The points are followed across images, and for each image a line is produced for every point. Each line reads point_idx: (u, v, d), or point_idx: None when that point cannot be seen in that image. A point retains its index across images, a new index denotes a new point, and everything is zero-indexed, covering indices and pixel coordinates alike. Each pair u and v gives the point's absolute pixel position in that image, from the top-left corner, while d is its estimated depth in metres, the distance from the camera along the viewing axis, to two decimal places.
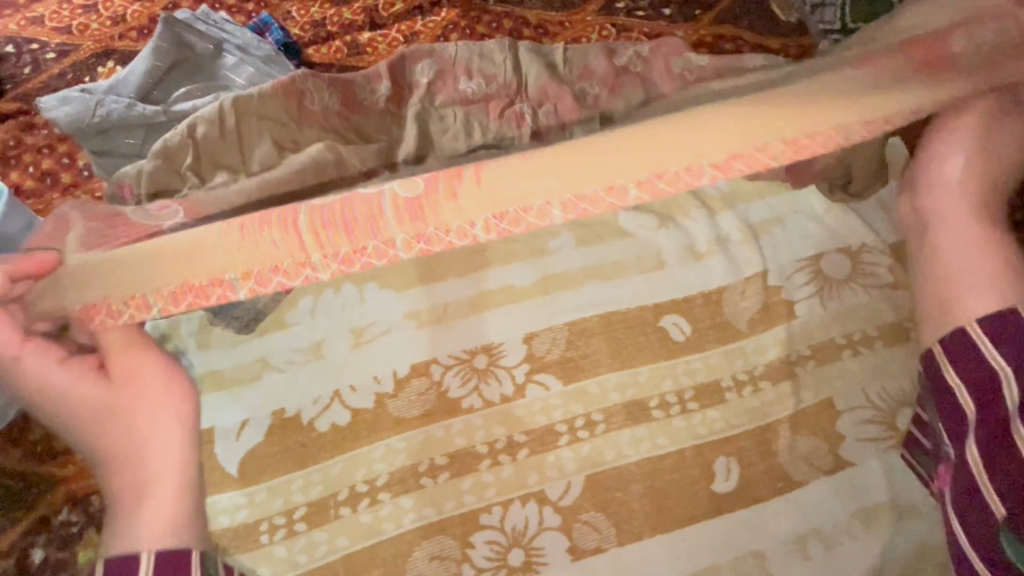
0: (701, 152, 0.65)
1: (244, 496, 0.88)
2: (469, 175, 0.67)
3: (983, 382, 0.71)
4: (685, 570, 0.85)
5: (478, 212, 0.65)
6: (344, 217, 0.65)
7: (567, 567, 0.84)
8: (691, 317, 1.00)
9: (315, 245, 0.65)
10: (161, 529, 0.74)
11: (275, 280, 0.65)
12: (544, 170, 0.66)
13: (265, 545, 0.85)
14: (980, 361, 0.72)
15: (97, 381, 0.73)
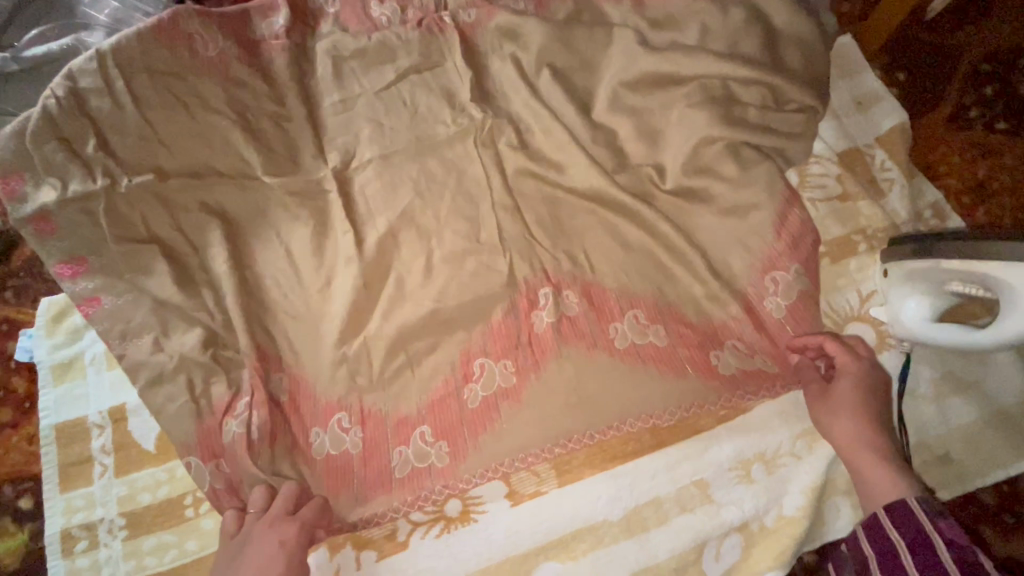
0: (674, 404, 0.85)
1: (164, 472, 0.84)
2: (486, 433, 0.84)
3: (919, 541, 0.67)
4: (628, 506, 0.82)
5: (480, 467, 0.82)
6: (417, 475, 0.82)
7: (506, 514, 0.82)
8: (630, 247, 0.94)
9: (399, 497, 0.82)
10: None
11: (377, 522, 0.81)
12: (537, 416, 0.84)
13: (191, 519, 0.81)
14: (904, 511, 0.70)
15: (281, 511, 0.76)
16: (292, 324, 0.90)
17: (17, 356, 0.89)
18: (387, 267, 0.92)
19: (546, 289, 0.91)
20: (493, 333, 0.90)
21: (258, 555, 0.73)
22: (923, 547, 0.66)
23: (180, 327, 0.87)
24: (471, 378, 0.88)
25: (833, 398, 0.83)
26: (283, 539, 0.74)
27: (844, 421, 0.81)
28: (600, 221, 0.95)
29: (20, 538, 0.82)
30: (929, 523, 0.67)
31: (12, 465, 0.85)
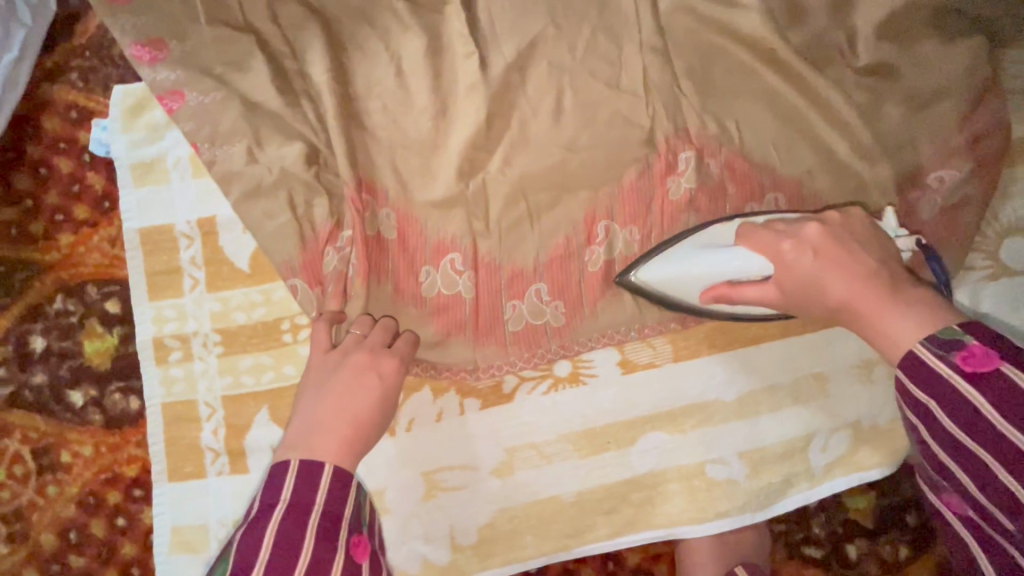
0: None
1: (260, 294, 0.78)
2: (604, 298, 0.79)
3: (975, 424, 0.51)
4: (741, 389, 0.79)
5: (598, 331, 0.78)
6: (531, 329, 0.78)
7: (616, 381, 0.79)
8: (789, 115, 0.82)
9: (514, 351, 0.78)
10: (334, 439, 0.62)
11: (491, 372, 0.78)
12: None
13: (289, 345, 0.78)
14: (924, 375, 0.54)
15: (375, 337, 0.71)
16: (400, 151, 0.79)
17: (91, 149, 0.79)
18: (512, 103, 0.80)
19: (688, 152, 0.81)
20: (624, 195, 0.80)
21: (353, 381, 0.66)
22: (943, 401, 0.53)
23: (276, 138, 0.76)
24: (594, 239, 0.80)
25: (795, 280, 0.65)
26: (382, 374, 0.68)
27: (835, 280, 0.62)
28: (756, 82, 0.82)
29: (109, 342, 0.78)
30: (935, 383, 0.53)
31: (93, 266, 0.78)
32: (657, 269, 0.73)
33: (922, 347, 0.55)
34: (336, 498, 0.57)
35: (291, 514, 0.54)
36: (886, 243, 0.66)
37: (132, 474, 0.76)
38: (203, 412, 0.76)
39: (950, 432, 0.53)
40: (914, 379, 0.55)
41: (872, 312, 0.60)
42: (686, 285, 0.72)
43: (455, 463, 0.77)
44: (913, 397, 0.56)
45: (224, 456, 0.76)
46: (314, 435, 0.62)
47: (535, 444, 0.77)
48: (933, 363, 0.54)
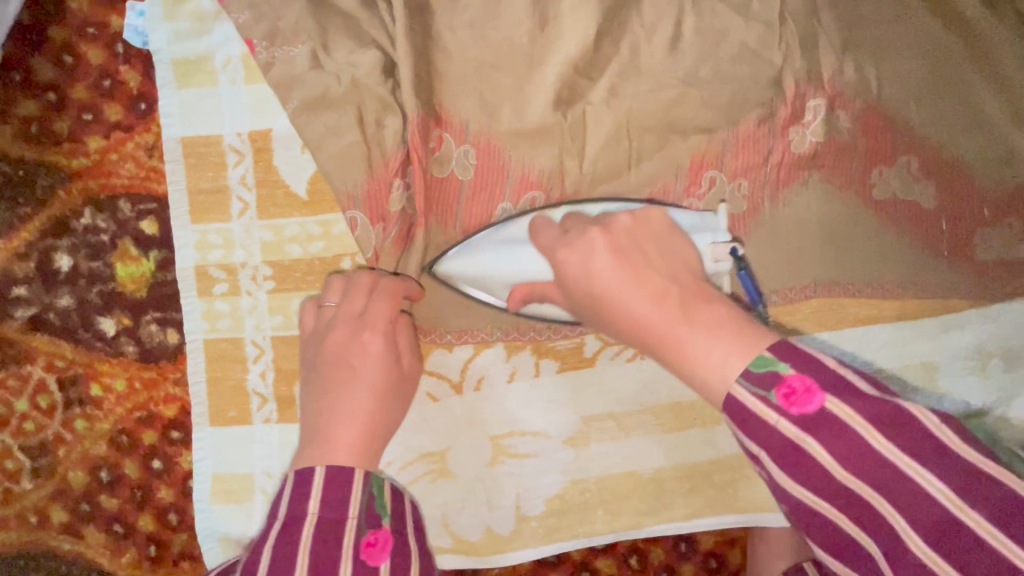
0: (927, 277, 0.72)
1: (317, 226, 0.68)
2: None
3: (813, 475, 0.41)
4: None
5: None
6: None
7: None
8: (944, 62, 0.70)
9: None
10: (342, 444, 0.53)
11: (563, 331, 0.69)
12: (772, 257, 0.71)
13: None
14: (757, 422, 0.42)
15: (349, 315, 0.59)
16: (488, 69, 0.67)
17: (126, 38, 0.67)
18: (623, 22, 0.68)
19: (817, 99, 0.70)
20: (739, 143, 0.70)
21: (332, 376, 0.56)
22: (786, 458, 0.42)
23: (348, 42, 0.65)
24: (696, 190, 0.70)
25: (593, 298, 0.53)
26: (355, 364, 0.56)
27: (632, 297, 0.50)
28: (905, 21, 0.70)
29: (144, 266, 0.68)
30: (772, 432, 0.42)
31: (127, 178, 0.68)
32: (465, 256, 0.63)
33: (743, 389, 0.42)
34: (333, 501, 0.49)
35: (285, 531, 0.47)
36: (677, 250, 0.54)
37: (170, 414, 0.69)
38: (250, 352, 0.68)
39: (789, 488, 0.42)
40: (746, 429, 0.42)
41: (677, 338, 0.47)
42: (490, 285, 0.63)
43: (526, 429, 0.70)
44: (745, 446, 0.44)
45: (272, 402, 0.68)
46: (312, 446, 0.53)
47: (614, 415, 0.70)
48: (759, 406, 0.42)
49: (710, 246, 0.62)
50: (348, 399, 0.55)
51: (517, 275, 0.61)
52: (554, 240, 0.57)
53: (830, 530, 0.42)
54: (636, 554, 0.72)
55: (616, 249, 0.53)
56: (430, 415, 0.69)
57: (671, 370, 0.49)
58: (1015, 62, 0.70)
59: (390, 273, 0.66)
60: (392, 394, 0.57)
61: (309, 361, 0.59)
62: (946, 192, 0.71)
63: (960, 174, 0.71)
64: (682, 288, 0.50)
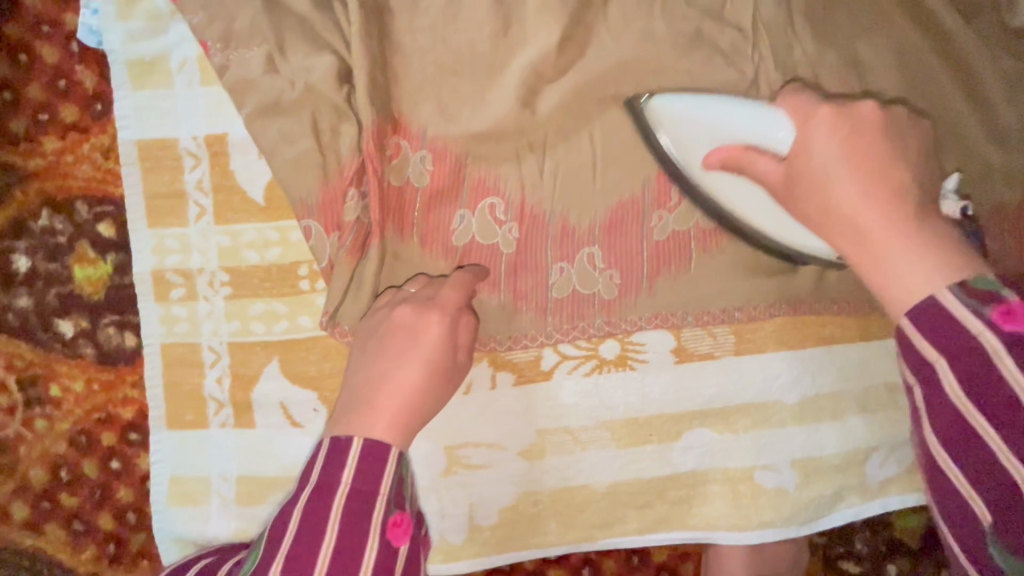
0: None
1: (275, 232, 0.68)
2: (659, 275, 0.69)
3: (989, 386, 0.40)
4: (806, 392, 0.70)
5: (646, 311, 0.69)
6: (573, 299, 0.69)
7: (669, 370, 0.70)
8: (921, 76, 0.68)
9: (554, 323, 0.69)
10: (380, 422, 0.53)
11: (522, 343, 0.69)
12: (736, 274, 0.69)
13: (306, 293, 0.68)
14: (962, 337, 0.41)
15: (419, 295, 0.59)
16: (448, 75, 0.65)
17: (80, 37, 0.66)
18: (589, 29, 0.66)
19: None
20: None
21: (395, 347, 0.56)
22: (971, 378, 0.41)
23: (305, 45, 0.63)
24: (661, 203, 0.68)
25: (816, 210, 0.55)
26: (421, 341, 0.56)
27: (847, 184, 0.53)
28: (884, 32, 0.67)
29: (101, 269, 0.68)
30: (973, 348, 0.40)
31: (84, 180, 0.68)
32: (674, 100, 0.63)
33: (956, 299, 0.42)
34: (368, 475, 0.50)
35: (316, 496, 0.49)
36: (906, 130, 0.57)
37: (128, 416, 0.70)
38: (207, 357, 0.69)
39: (955, 398, 0.41)
40: (931, 331, 0.42)
41: (869, 240, 0.52)
42: (702, 133, 0.62)
43: (481, 440, 0.70)
44: (918, 351, 0.43)
45: (228, 407, 0.69)
46: (353, 413, 0.53)
47: (570, 429, 0.70)
48: (961, 315, 0.41)
49: (944, 198, 0.60)
50: (404, 373, 0.55)
51: (751, 140, 0.58)
52: (811, 103, 0.57)
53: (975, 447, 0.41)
54: (588, 564, 0.73)
55: (848, 137, 0.54)
56: None
57: (855, 266, 0.54)
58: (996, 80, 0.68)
59: (345, 283, 0.64)
60: (442, 383, 0.57)
61: (372, 331, 0.59)
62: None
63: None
64: (918, 197, 0.53)
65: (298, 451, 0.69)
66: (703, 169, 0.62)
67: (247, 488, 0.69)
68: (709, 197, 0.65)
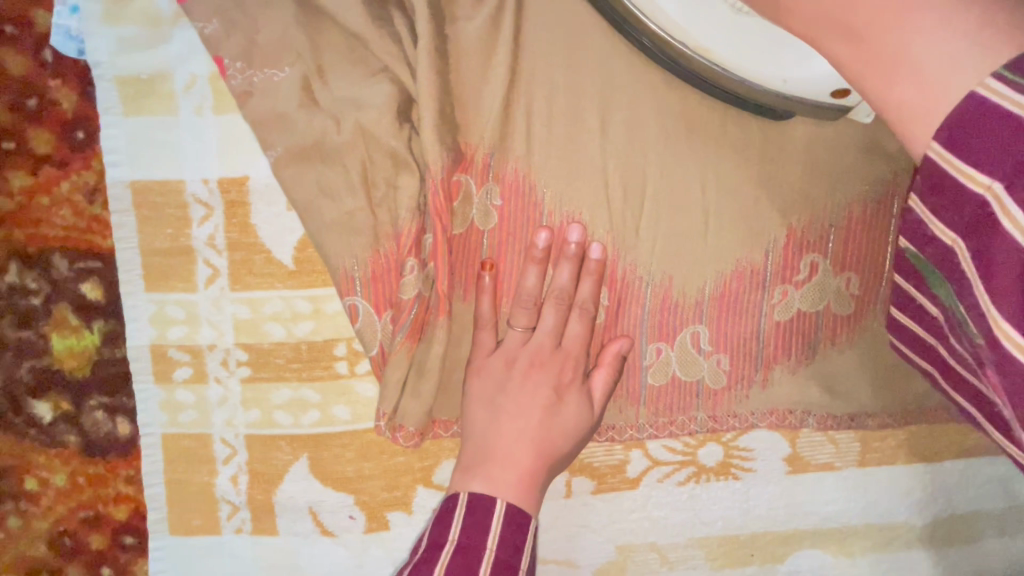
0: None
1: (306, 301, 0.54)
2: (777, 363, 0.56)
3: (1014, 269, 0.27)
4: (938, 513, 0.59)
5: (758, 403, 0.57)
6: (671, 387, 0.56)
7: (779, 482, 0.58)
8: None
9: (647, 412, 0.56)
10: (510, 475, 0.49)
11: (609, 434, 0.56)
12: (864, 368, 0.57)
13: (343, 377, 0.55)
14: (1014, 123, 0.26)
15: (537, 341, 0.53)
16: (537, 116, 0.52)
17: (55, 44, 0.50)
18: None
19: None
20: (848, 229, 0.55)
21: (512, 394, 0.52)
22: None
23: (351, 68, 0.48)
24: (788, 272, 0.55)
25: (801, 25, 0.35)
26: (547, 409, 0.52)
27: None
28: None
29: (86, 340, 0.54)
30: (999, 137, 0.27)
31: (61, 229, 0.53)
32: None
33: (1001, 90, 0.27)
34: (475, 528, 0.44)
35: (458, 559, 0.42)
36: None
37: (121, 516, 0.57)
38: (220, 452, 0.56)
39: (1021, 240, 0.27)
40: (968, 145, 0.28)
41: (894, 27, 0.30)
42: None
43: (548, 556, 0.58)
44: (957, 182, 0.29)
45: (245, 511, 0.57)
46: (486, 464, 0.49)
47: (657, 546, 0.58)
48: (1020, 101, 0.26)
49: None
50: (531, 415, 0.51)
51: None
52: None
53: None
54: None
55: None
56: None
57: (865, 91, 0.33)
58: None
59: (401, 376, 0.50)
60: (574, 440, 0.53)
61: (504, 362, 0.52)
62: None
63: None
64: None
65: (330, 565, 0.57)
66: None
67: None
68: (656, 39, 0.47)
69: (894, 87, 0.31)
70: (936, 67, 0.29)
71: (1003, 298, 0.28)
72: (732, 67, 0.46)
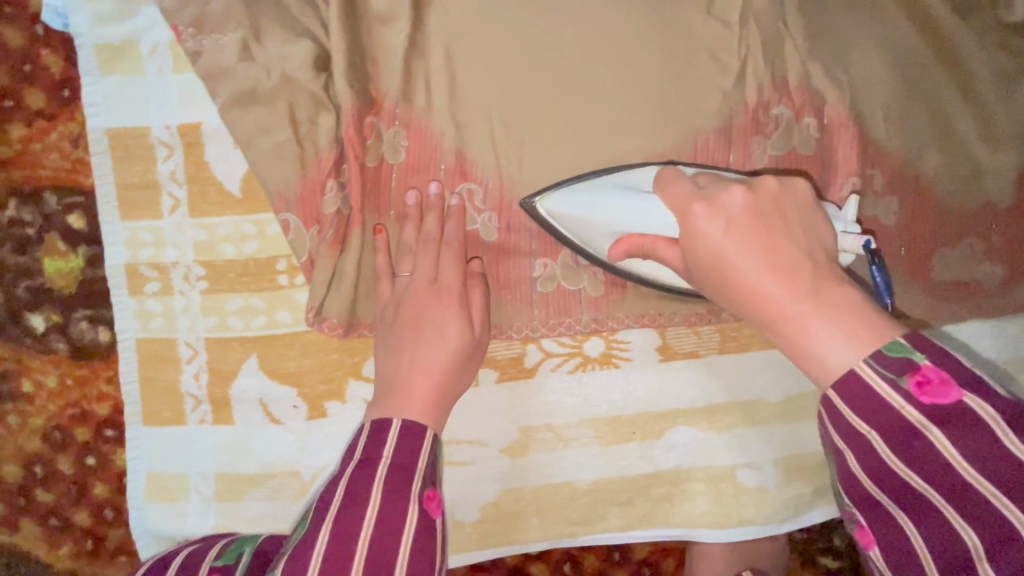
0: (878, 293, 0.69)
1: (252, 225, 0.66)
2: None
3: (932, 469, 0.37)
4: (789, 392, 0.70)
5: (635, 309, 0.67)
6: (556, 293, 0.67)
7: (653, 369, 0.70)
8: (915, 70, 0.67)
9: (539, 315, 0.67)
10: (417, 397, 0.57)
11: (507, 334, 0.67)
12: None
13: (284, 288, 0.67)
14: (875, 401, 0.38)
15: (422, 278, 0.62)
16: (433, 67, 0.64)
17: (44, 19, 0.62)
18: (576, 24, 0.65)
19: (782, 108, 0.66)
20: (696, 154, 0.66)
21: (408, 333, 0.60)
22: (936, 471, 0.37)
23: (280, 30, 0.61)
24: None
25: (708, 267, 0.48)
26: (440, 331, 0.60)
27: (748, 267, 0.45)
28: (881, 25, 0.66)
29: (73, 263, 0.66)
30: (855, 404, 0.39)
31: (52, 170, 0.65)
32: (565, 199, 0.61)
33: (873, 370, 0.38)
34: (407, 450, 0.50)
35: (360, 467, 0.48)
36: (821, 231, 0.49)
37: (103, 413, 0.68)
38: (184, 353, 0.67)
39: (895, 470, 0.39)
40: (854, 405, 0.39)
41: (797, 329, 0.43)
42: (591, 227, 0.60)
43: (462, 437, 0.69)
44: (848, 424, 0.40)
45: (206, 404, 0.68)
46: (391, 394, 0.57)
47: (553, 427, 0.69)
48: (902, 411, 0.38)
49: (840, 234, 0.55)
50: (429, 354, 0.59)
51: (652, 228, 0.56)
52: (689, 195, 0.52)
53: (922, 522, 0.38)
54: (570, 559, 0.74)
55: (739, 223, 0.47)
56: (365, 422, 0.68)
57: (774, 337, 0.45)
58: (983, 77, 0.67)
59: (326, 278, 0.63)
60: (464, 372, 0.62)
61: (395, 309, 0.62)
62: (911, 209, 0.68)
63: (928, 193, 0.68)
64: (815, 266, 0.45)
65: (279, 448, 0.68)
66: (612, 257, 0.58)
67: (227, 485, 0.68)
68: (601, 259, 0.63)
69: (815, 341, 0.42)
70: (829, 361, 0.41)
71: (881, 489, 0.40)
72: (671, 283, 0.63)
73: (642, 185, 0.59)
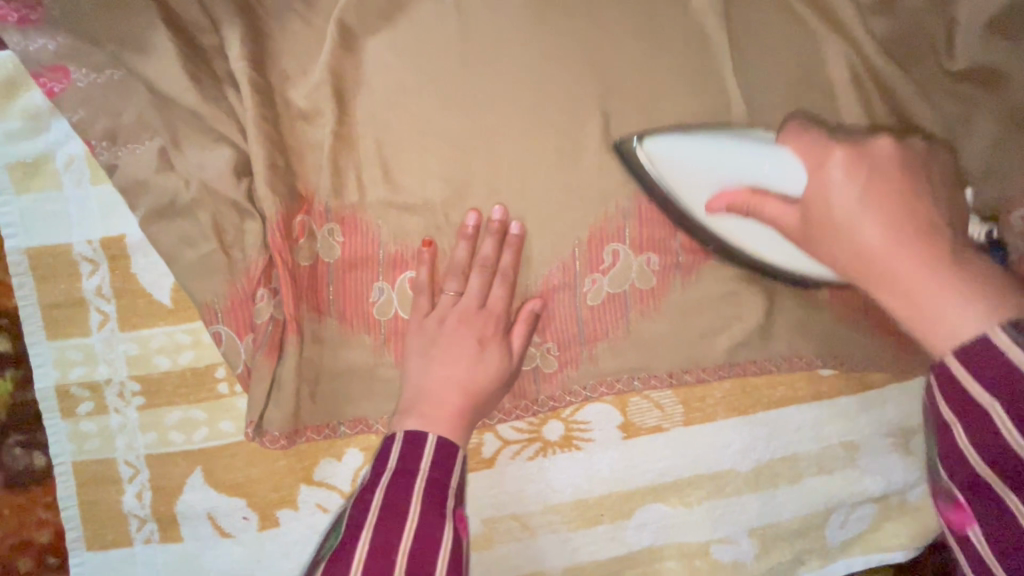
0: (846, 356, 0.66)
1: (186, 334, 0.63)
2: (603, 345, 0.65)
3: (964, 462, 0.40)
4: (760, 459, 0.68)
5: (592, 379, 0.66)
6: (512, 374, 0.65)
7: (616, 447, 0.67)
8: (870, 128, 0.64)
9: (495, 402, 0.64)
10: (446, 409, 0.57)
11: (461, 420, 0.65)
12: (680, 342, 0.66)
13: (224, 397, 0.64)
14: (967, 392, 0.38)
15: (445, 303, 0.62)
16: (362, 161, 0.62)
17: None
18: (508, 104, 0.62)
19: None
20: (640, 213, 0.64)
21: (439, 349, 0.60)
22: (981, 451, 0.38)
23: (197, 137, 0.59)
24: (597, 266, 0.64)
25: (842, 254, 0.51)
26: (478, 354, 0.60)
27: (865, 228, 0.49)
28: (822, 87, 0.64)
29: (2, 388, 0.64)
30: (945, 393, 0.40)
31: None
32: (676, 147, 0.59)
33: (1003, 334, 0.36)
34: (444, 467, 0.47)
35: (397, 479, 0.44)
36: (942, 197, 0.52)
37: (44, 539, 0.66)
38: (124, 472, 0.64)
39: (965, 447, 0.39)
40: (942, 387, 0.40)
41: (906, 285, 0.46)
42: (696, 178, 0.59)
43: None
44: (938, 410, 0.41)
45: (152, 522, 0.65)
46: (423, 402, 0.57)
47: (516, 516, 0.67)
48: (1015, 358, 0.35)
49: None
50: (458, 366, 0.60)
51: (766, 181, 0.56)
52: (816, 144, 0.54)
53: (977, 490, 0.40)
54: None
55: (866, 178, 0.51)
56: (320, 527, 0.66)
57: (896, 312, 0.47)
58: (959, 63, 0.62)
59: (265, 388, 0.60)
60: (496, 392, 0.61)
61: (429, 320, 0.62)
62: None
63: None
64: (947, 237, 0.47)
65: (231, 563, 0.65)
66: (709, 214, 0.60)
67: None
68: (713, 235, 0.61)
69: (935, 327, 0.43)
70: (943, 316, 0.43)
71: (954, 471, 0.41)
72: (765, 258, 0.61)
73: (764, 137, 0.58)
